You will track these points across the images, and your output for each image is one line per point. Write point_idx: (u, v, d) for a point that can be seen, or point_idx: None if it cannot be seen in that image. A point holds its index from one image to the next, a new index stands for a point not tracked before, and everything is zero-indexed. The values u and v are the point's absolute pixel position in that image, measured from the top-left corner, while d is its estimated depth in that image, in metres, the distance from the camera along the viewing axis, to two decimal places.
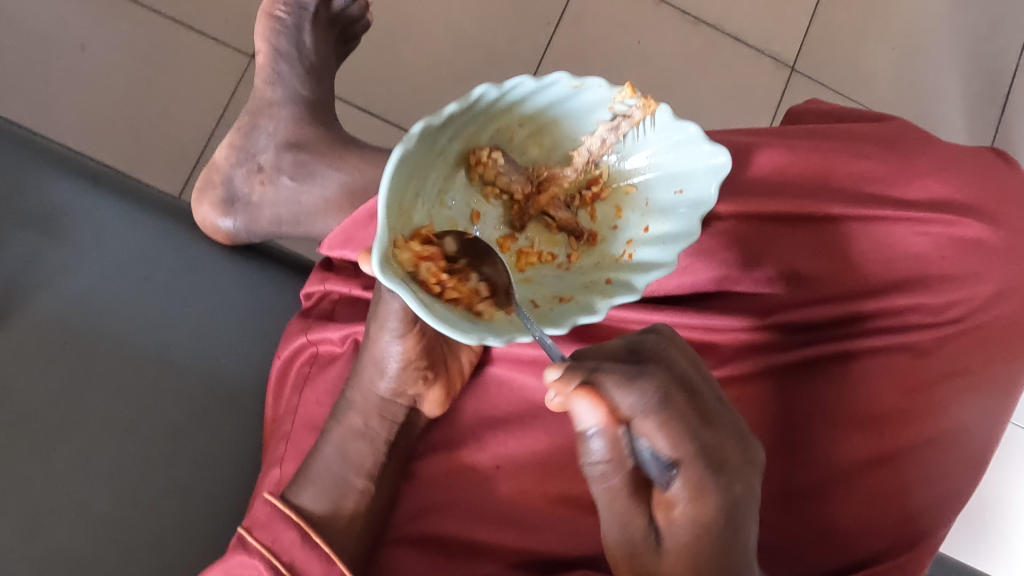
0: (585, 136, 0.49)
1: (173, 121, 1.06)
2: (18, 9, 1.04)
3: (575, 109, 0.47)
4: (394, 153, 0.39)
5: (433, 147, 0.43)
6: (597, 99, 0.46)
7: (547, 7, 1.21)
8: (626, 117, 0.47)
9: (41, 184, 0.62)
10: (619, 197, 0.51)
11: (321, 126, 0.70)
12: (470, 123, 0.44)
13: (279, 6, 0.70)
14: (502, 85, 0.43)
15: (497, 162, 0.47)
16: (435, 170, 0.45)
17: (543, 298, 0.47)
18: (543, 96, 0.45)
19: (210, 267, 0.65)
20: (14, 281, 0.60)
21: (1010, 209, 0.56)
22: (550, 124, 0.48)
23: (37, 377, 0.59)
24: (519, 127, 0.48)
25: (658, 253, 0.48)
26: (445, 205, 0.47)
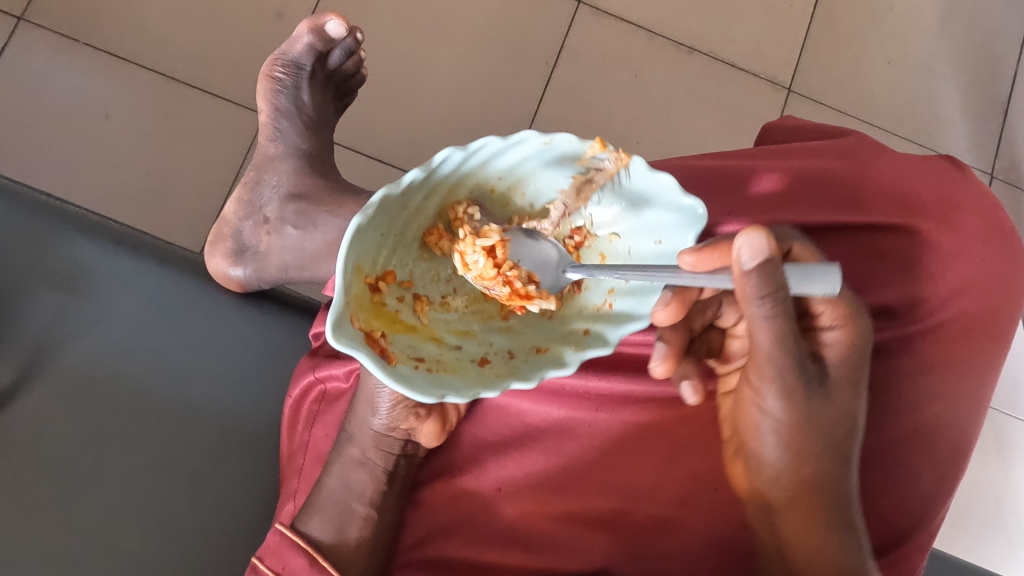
0: (561, 189, 0.53)
1: (193, 179, 1.12)
2: (46, 86, 1.12)
3: (548, 163, 0.52)
4: (354, 221, 0.43)
5: (408, 205, 0.48)
6: (566, 152, 0.50)
7: (546, 47, 1.25)
8: (600, 170, 0.51)
9: (65, 246, 0.67)
10: (602, 245, 0.55)
11: (321, 176, 0.74)
12: (447, 181, 0.49)
13: (277, 68, 0.75)
14: (469, 146, 0.47)
15: (473, 217, 0.51)
16: (413, 225, 0.50)
17: (522, 348, 0.51)
18: (517, 153, 0.50)
19: (224, 313, 0.68)
20: (41, 338, 0.64)
21: (972, 208, 0.57)
22: (526, 177, 0.52)
23: (69, 427, 0.63)
24: (497, 181, 0.52)
25: (634, 305, 0.51)
26: (427, 258, 0.53)
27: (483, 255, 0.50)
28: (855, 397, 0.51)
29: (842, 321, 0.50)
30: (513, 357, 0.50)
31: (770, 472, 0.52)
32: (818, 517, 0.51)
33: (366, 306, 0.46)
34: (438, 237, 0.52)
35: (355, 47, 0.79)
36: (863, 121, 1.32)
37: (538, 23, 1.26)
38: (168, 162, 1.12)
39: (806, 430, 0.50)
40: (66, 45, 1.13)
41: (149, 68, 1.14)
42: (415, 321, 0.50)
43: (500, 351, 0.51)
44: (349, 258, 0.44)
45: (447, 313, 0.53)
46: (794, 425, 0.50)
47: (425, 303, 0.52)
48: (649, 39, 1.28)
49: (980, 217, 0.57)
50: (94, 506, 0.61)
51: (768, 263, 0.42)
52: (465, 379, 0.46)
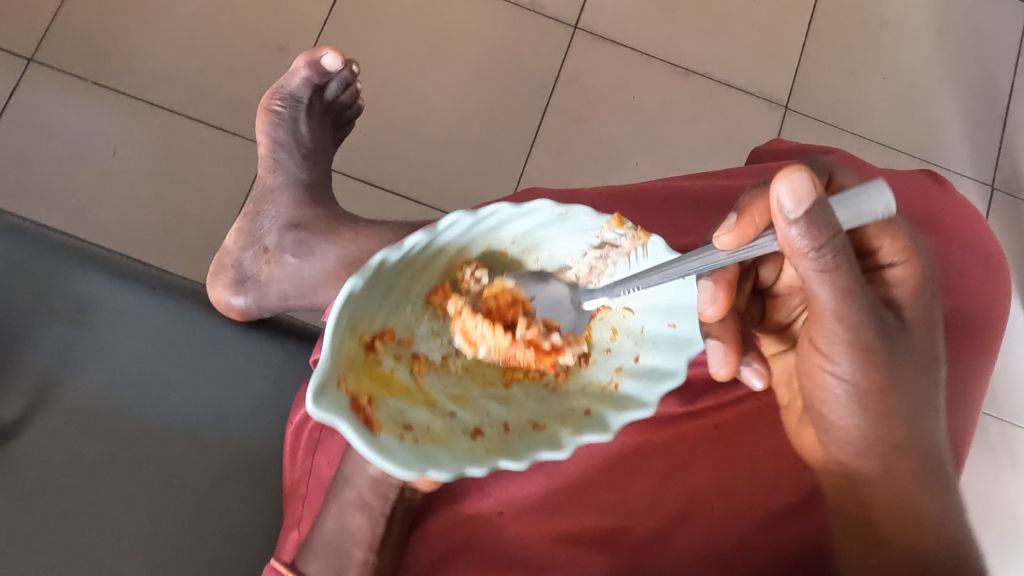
0: (575, 259, 0.55)
1: (199, 211, 1.14)
2: (56, 123, 1.15)
3: (561, 233, 0.55)
4: (348, 284, 0.46)
5: (413, 263, 0.50)
6: (583, 224, 0.54)
7: (544, 72, 1.27)
8: (615, 246, 0.54)
9: (72, 280, 0.68)
10: (614, 319, 0.56)
11: (319, 206, 0.76)
12: (456, 240, 0.52)
13: (276, 101, 0.76)
14: (479, 212, 0.51)
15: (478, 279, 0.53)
16: (419, 281, 0.52)
17: (518, 421, 0.51)
18: (532, 221, 0.53)
19: (227, 342, 0.69)
20: (48, 370, 0.66)
21: (951, 225, 0.61)
22: (540, 242, 0.55)
23: (75, 457, 0.64)
24: (510, 245, 0.54)
25: (640, 388, 0.52)
26: (431, 316, 0.53)
27: (486, 324, 0.52)
28: (931, 335, 0.50)
29: (903, 257, 0.50)
30: (508, 431, 0.50)
31: (854, 443, 0.51)
32: (912, 484, 0.50)
33: (358, 367, 0.47)
34: (444, 298, 0.53)
35: (351, 79, 0.81)
36: (862, 136, 1.32)
37: (535, 49, 1.28)
38: (175, 195, 1.14)
39: (887, 395, 0.49)
40: (74, 83, 1.16)
41: (156, 103, 1.17)
42: (411, 382, 0.50)
43: (497, 422, 0.51)
44: (340, 318, 0.45)
45: (446, 374, 0.52)
46: (875, 391, 0.48)
47: (424, 363, 0.52)
48: (644, 62, 1.30)
49: (959, 233, 0.61)
50: (101, 536, 0.62)
51: (817, 205, 0.40)
52: (452, 454, 0.46)
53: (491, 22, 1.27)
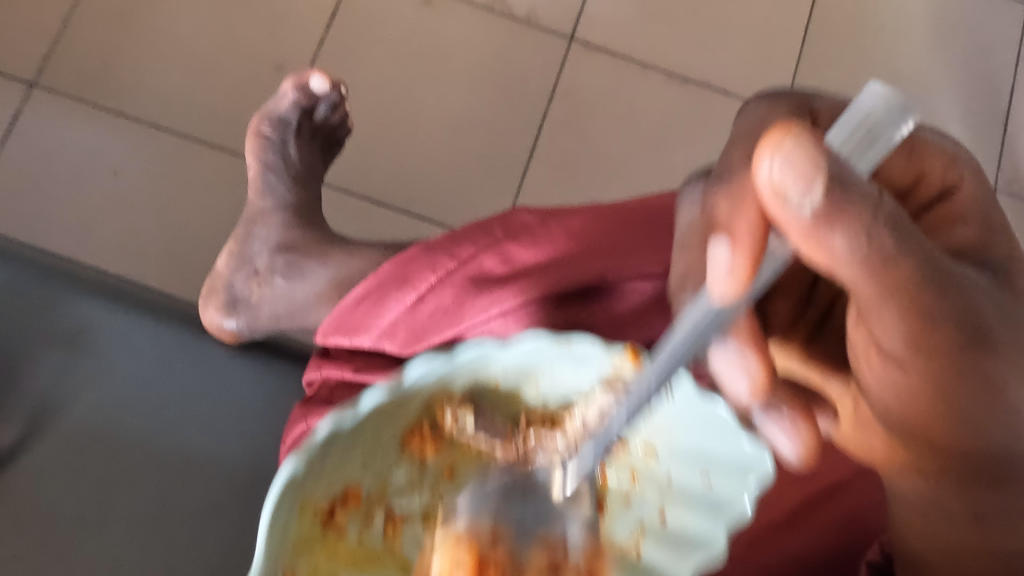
0: (578, 391, 0.46)
1: (200, 231, 1.15)
2: (58, 146, 1.16)
3: (558, 366, 0.46)
4: (285, 466, 0.39)
5: (377, 420, 0.43)
6: (594, 361, 0.44)
7: (540, 84, 1.28)
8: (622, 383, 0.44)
9: (68, 306, 0.69)
10: (635, 461, 0.47)
11: (308, 228, 0.77)
12: (431, 383, 0.44)
13: (265, 125, 0.81)
14: (454, 354, 0.43)
15: (461, 424, 0.46)
16: (393, 423, 0.44)
17: None
18: (520, 356, 0.45)
19: (221, 364, 0.70)
20: (44, 396, 0.66)
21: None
22: (538, 372, 0.46)
23: (70, 482, 0.64)
24: (498, 379, 0.47)
25: (672, 557, 0.45)
26: (406, 463, 0.46)
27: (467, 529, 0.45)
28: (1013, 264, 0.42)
29: (959, 184, 0.45)
30: None
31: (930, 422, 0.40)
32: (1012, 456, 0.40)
33: (314, 548, 0.41)
34: (421, 442, 0.46)
35: (338, 101, 0.85)
36: None
37: (531, 61, 1.28)
38: (177, 216, 1.15)
39: (977, 363, 0.37)
40: (77, 107, 1.18)
41: (156, 124, 1.18)
42: (382, 548, 0.45)
43: None
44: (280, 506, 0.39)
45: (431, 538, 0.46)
46: (962, 363, 0.37)
47: (399, 522, 0.45)
48: (641, 71, 1.30)
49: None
50: (97, 560, 0.62)
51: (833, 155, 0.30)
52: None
53: (487, 35, 1.28)
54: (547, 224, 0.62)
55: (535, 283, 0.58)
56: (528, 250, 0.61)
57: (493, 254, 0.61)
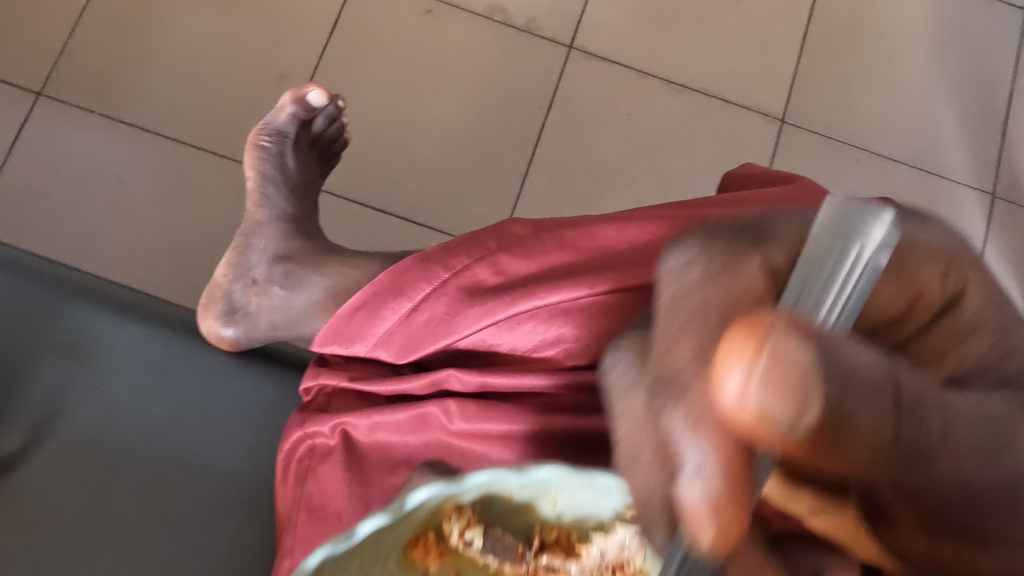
0: (591, 512, 0.55)
1: (203, 239, 1.16)
2: (64, 155, 1.18)
3: (563, 492, 0.54)
4: None
5: (387, 537, 0.50)
6: (610, 495, 0.53)
7: (538, 93, 1.29)
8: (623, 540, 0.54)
9: (71, 316, 0.71)
10: None
11: (305, 238, 0.79)
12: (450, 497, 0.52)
13: (263, 137, 0.83)
14: (463, 479, 0.51)
15: (467, 540, 0.54)
16: (399, 537, 0.51)
17: None
18: (532, 482, 0.53)
19: (220, 373, 0.71)
20: (47, 403, 0.68)
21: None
22: (548, 493, 0.54)
23: (72, 488, 0.65)
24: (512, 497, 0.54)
25: None
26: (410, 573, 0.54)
27: None
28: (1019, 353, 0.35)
29: (965, 290, 0.36)
30: None
31: None
32: None
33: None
34: (424, 552, 0.54)
35: (336, 114, 0.89)
36: (860, 148, 1.33)
37: (531, 71, 1.29)
38: (180, 224, 1.17)
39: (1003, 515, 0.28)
40: (83, 117, 1.19)
41: (159, 134, 1.20)
42: None
43: None
44: None
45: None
46: (977, 520, 0.27)
47: None
48: (640, 79, 1.31)
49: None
50: (97, 565, 0.64)
51: (829, 361, 0.22)
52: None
53: (487, 44, 1.29)
54: (539, 235, 0.62)
55: (528, 292, 0.59)
56: (520, 260, 0.61)
57: (485, 265, 0.61)
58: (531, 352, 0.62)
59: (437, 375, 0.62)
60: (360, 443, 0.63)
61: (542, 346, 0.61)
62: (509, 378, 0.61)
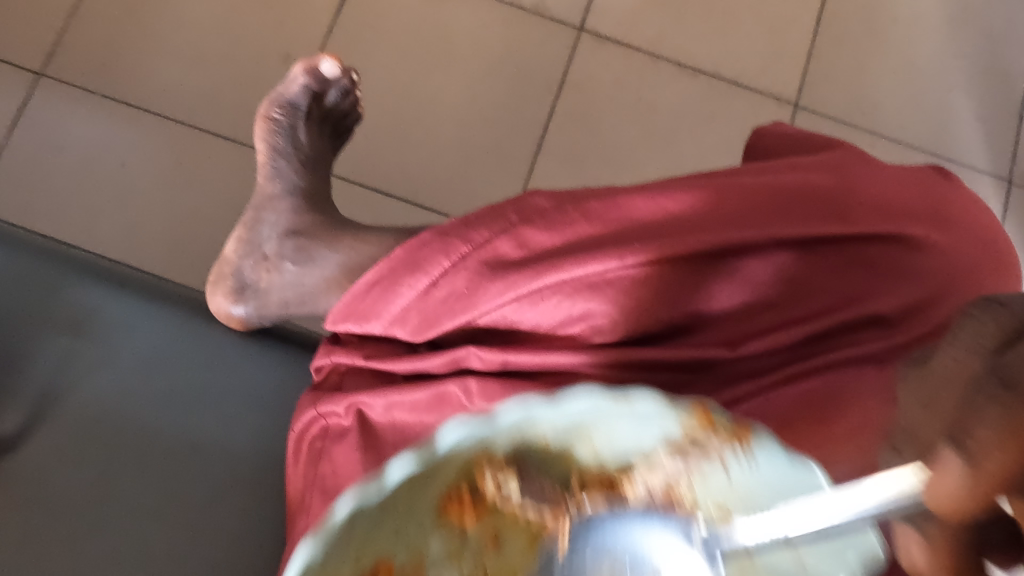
0: (656, 451, 0.37)
1: (209, 222, 1.14)
2: (64, 136, 1.15)
3: (609, 421, 0.37)
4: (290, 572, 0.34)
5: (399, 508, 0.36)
6: (659, 422, 0.37)
7: (548, 75, 1.26)
8: (705, 458, 0.37)
9: (71, 293, 0.68)
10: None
11: (317, 213, 0.77)
12: (475, 446, 0.36)
13: (274, 109, 0.81)
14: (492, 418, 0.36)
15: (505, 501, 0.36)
16: (425, 493, 0.36)
17: None
18: (566, 415, 0.37)
19: (226, 351, 0.69)
20: (49, 381, 0.66)
21: (956, 215, 0.61)
22: (593, 428, 0.37)
23: (75, 469, 0.63)
24: (552, 441, 0.37)
25: None
26: (443, 536, 0.37)
27: None
28: None
29: None
30: None
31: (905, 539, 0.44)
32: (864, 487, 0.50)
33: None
34: (460, 510, 0.37)
35: (350, 87, 0.87)
36: (874, 133, 1.30)
37: (541, 52, 1.27)
38: (183, 207, 1.14)
39: None
40: (83, 97, 1.17)
41: (162, 115, 1.17)
42: None
43: None
44: None
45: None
46: None
47: None
48: (651, 63, 1.29)
49: (964, 226, 0.61)
50: (101, 547, 0.61)
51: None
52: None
53: (496, 26, 1.27)
54: (564, 207, 0.60)
55: (555, 266, 0.57)
56: (544, 234, 0.59)
57: (508, 238, 0.59)
58: (554, 329, 0.59)
59: (456, 353, 0.60)
60: (375, 424, 0.61)
61: (567, 322, 0.59)
62: (533, 356, 0.58)
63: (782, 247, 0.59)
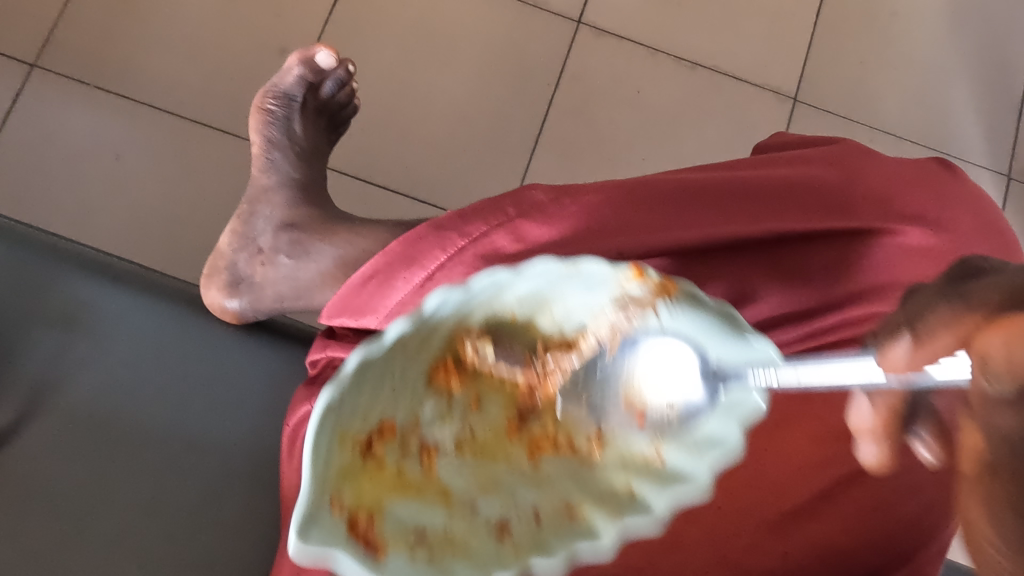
0: (594, 317, 0.43)
1: (204, 215, 1.13)
2: (57, 129, 1.14)
3: (576, 285, 0.42)
4: (321, 397, 0.38)
5: (407, 352, 0.41)
6: (603, 284, 0.41)
7: (546, 68, 1.26)
8: (636, 303, 0.41)
9: (63, 286, 0.67)
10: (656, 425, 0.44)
11: (312, 206, 0.76)
12: (455, 312, 0.42)
13: (269, 101, 0.80)
14: (465, 287, 0.41)
15: (483, 355, 0.44)
16: (416, 361, 0.42)
17: (552, 508, 0.43)
18: (528, 279, 0.42)
19: (221, 345, 0.69)
20: (41, 376, 0.65)
21: (964, 210, 0.60)
22: (549, 301, 0.43)
23: (67, 465, 0.62)
24: (518, 309, 0.44)
25: (691, 464, 0.43)
26: (434, 397, 0.45)
27: (525, 452, 0.45)
28: None
29: None
30: (541, 523, 0.43)
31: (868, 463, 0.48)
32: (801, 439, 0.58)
33: (353, 473, 0.41)
34: (448, 374, 0.44)
35: (346, 78, 0.85)
36: (873, 128, 1.29)
37: (539, 46, 1.26)
38: (178, 200, 1.13)
39: None
40: (76, 89, 1.16)
41: (156, 108, 1.16)
42: (419, 478, 0.43)
43: (525, 513, 0.43)
44: (315, 452, 0.38)
45: (461, 460, 0.45)
46: None
47: (433, 453, 0.44)
48: (650, 56, 1.28)
49: (970, 218, 0.60)
50: (95, 544, 0.61)
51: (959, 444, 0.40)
52: (474, 563, 0.41)
53: (494, 18, 1.26)
54: (562, 199, 0.60)
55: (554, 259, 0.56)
56: (541, 227, 0.58)
57: (504, 232, 0.58)
58: None
59: None
60: None
61: None
62: None
63: (779, 242, 0.59)
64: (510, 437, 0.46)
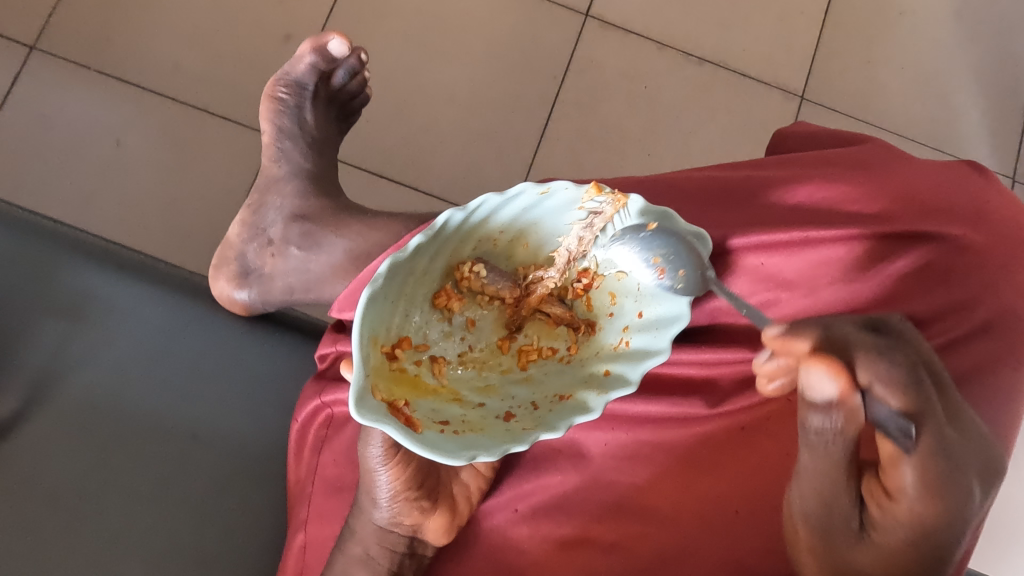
0: (562, 237, 0.58)
1: (204, 204, 1.12)
2: (57, 112, 1.12)
3: (544, 213, 0.56)
4: (364, 294, 0.49)
5: (417, 270, 0.54)
6: (570, 198, 0.55)
7: (554, 61, 1.24)
8: (598, 214, 0.56)
9: (68, 274, 0.66)
10: (624, 318, 0.59)
11: (323, 197, 0.75)
12: (453, 240, 0.55)
13: (280, 88, 0.78)
14: (467, 207, 0.53)
15: (479, 275, 0.56)
16: (423, 286, 0.55)
17: (545, 398, 0.56)
18: (512, 207, 0.55)
19: (229, 337, 0.68)
20: (44, 366, 0.64)
21: (997, 214, 0.59)
22: (531, 224, 0.57)
23: (69, 456, 0.61)
24: (501, 235, 0.57)
25: (651, 340, 0.57)
26: (439, 318, 0.57)
27: (516, 356, 0.59)
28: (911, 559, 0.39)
29: (900, 496, 0.39)
30: (538, 408, 0.55)
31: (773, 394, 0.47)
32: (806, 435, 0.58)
33: (385, 374, 0.51)
34: (449, 298, 0.57)
35: (358, 67, 0.82)
36: (879, 128, 1.29)
37: (546, 38, 1.25)
38: (179, 187, 1.12)
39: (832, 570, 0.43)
40: (77, 72, 1.14)
41: (158, 93, 1.15)
42: (436, 383, 0.55)
43: (525, 403, 0.56)
44: (362, 328, 0.49)
45: (466, 369, 0.57)
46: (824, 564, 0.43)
47: (442, 363, 0.56)
48: (658, 51, 1.27)
49: (1004, 225, 0.59)
50: (97, 536, 0.60)
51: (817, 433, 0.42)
52: (493, 437, 0.51)
53: (501, 9, 1.24)
54: None
55: None
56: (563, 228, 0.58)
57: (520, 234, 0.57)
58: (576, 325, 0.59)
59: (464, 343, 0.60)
60: None
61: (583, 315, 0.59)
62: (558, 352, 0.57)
63: (805, 243, 0.59)
64: (502, 346, 0.59)
